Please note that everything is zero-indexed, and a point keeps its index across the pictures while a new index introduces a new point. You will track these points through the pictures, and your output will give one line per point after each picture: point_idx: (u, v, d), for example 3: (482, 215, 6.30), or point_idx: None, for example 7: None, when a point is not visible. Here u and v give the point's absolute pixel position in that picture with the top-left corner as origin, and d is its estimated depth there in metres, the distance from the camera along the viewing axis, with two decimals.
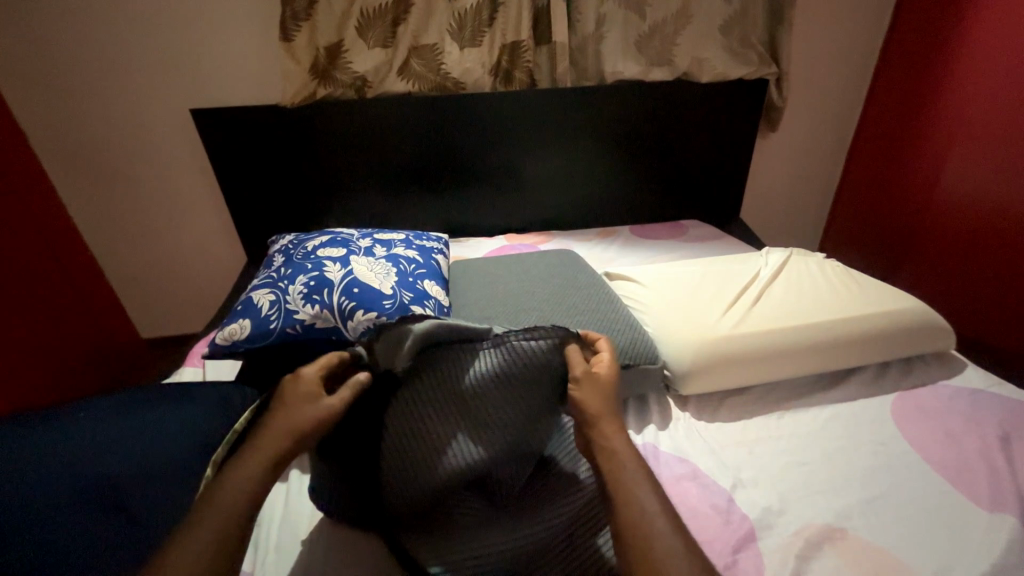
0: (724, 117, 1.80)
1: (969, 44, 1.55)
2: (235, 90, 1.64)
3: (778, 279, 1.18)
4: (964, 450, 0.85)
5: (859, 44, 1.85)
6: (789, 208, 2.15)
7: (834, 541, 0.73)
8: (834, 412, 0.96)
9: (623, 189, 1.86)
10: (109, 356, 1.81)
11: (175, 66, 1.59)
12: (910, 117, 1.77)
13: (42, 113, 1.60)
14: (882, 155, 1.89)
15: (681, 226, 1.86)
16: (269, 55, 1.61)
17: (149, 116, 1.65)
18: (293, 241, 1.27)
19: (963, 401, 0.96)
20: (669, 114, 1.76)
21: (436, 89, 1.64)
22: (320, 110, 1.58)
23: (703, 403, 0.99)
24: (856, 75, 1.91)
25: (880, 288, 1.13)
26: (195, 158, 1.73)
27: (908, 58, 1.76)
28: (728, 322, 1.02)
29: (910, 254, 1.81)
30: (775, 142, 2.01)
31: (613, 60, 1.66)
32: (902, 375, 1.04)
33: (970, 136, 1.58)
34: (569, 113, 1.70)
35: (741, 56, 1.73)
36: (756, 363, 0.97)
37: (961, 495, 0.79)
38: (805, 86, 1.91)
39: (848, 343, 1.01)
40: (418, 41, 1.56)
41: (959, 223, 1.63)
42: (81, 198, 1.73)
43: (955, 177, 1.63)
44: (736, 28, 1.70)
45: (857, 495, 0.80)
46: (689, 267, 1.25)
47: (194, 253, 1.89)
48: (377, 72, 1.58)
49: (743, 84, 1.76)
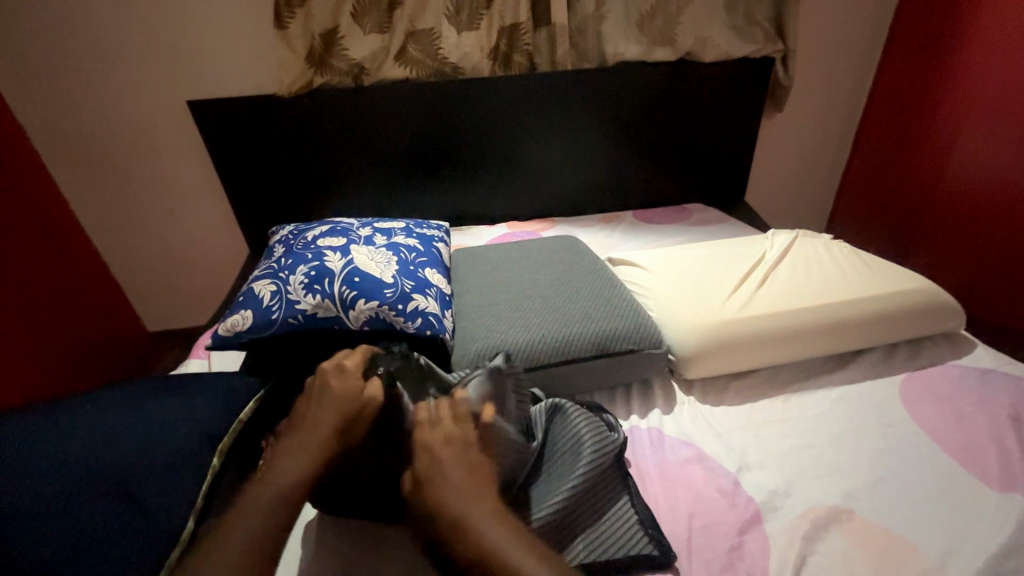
0: (728, 96, 1.76)
1: (982, 16, 1.50)
2: (231, 80, 1.62)
3: (784, 261, 1.16)
4: (974, 432, 0.84)
5: (868, 18, 1.80)
6: (796, 189, 2.12)
7: (840, 523, 0.72)
8: (841, 394, 0.95)
9: (625, 173, 1.83)
10: (116, 350, 1.83)
11: (170, 57, 1.57)
12: (918, 95, 1.73)
13: (39, 108, 1.59)
14: (890, 134, 1.85)
15: (685, 209, 1.83)
16: (264, 43, 1.59)
17: (146, 109, 1.64)
18: (293, 231, 1.27)
19: (973, 381, 0.95)
20: (672, 96, 1.72)
21: (434, 75, 1.61)
22: (317, 99, 1.57)
23: (708, 388, 0.98)
24: (865, 50, 1.86)
25: (888, 268, 1.11)
26: (193, 150, 1.72)
27: (917, 33, 1.71)
28: (733, 305, 1.01)
29: (920, 235, 1.78)
30: (781, 122, 1.97)
31: (614, 40, 1.63)
32: (910, 356, 1.03)
33: (980, 115, 1.54)
34: (569, 97, 1.67)
35: (745, 33, 1.69)
36: (762, 346, 0.96)
37: (970, 476, 0.78)
38: (812, 64, 1.86)
39: (855, 325, 0.99)
40: (415, 26, 1.53)
41: (971, 202, 1.59)
42: (82, 192, 1.73)
43: (966, 155, 1.59)
44: (740, 5, 1.65)
45: (864, 477, 0.79)
46: (693, 251, 1.23)
47: (196, 246, 1.90)
48: (373, 58, 1.55)
49: (748, 63, 1.72)
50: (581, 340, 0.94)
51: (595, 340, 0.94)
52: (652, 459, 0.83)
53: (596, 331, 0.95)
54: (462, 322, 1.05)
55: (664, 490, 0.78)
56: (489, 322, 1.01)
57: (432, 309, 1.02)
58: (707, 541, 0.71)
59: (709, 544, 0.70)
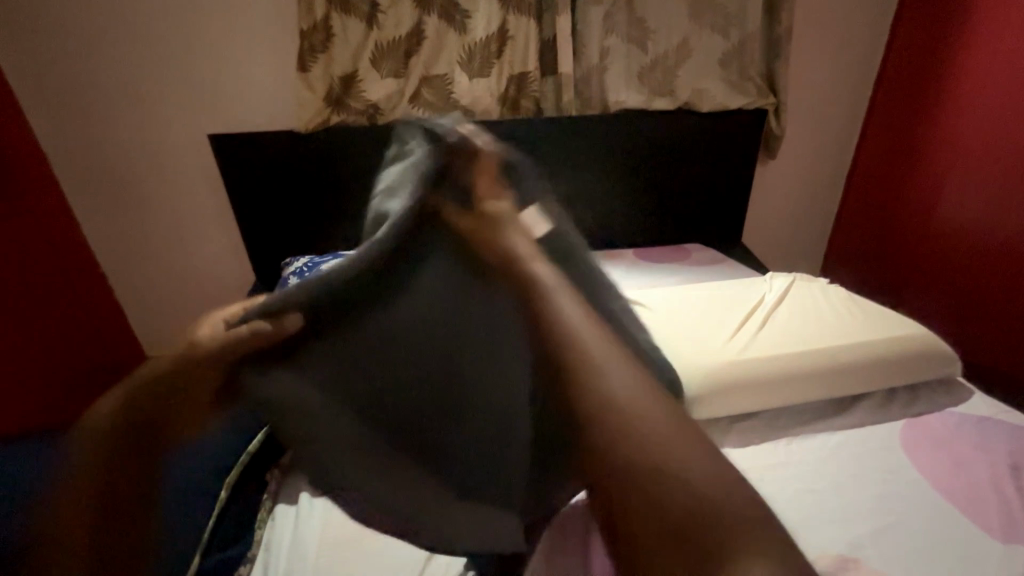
0: (724, 146, 1.86)
1: (959, 80, 1.61)
2: (250, 117, 1.70)
3: (782, 304, 1.20)
4: (974, 479, 0.86)
5: (853, 78, 1.92)
6: (790, 233, 2.19)
7: (847, 571, 0.72)
8: (841, 439, 0.96)
9: (625, 214, 1.90)
10: (117, 375, 1.83)
11: (196, 95, 1.65)
12: (902, 150, 1.83)
13: (66, 138, 1.65)
14: (878, 183, 1.93)
15: (684, 250, 1.89)
16: (285, 84, 1.67)
17: (168, 142, 1.70)
18: (306, 263, 1.30)
19: (972, 429, 0.96)
20: (670, 142, 1.81)
21: (445, 116, 1.69)
22: (333, 136, 1.64)
23: (711, 428, 0.99)
24: (851, 106, 1.97)
25: (884, 314, 1.15)
26: (210, 182, 1.78)
27: (901, 92, 1.82)
28: (735, 347, 1.03)
29: (910, 280, 1.82)
30: (775, 169, 2.06)
31: (615, 90, 1.72)
32: (908, 402, 1.04)
33: (960, 168, 1.63)
34: (573, 140, 1.75)
35: (740, 87, 1.79)
36: (762, 389, 0.98)
37: (973, 525, 0.78)
38: (802, 117, 1.97)
39: (853, 370, 1.02)
40: (429, 72, 1.62)
41: (956, 250, 1.65)
42: (97, 219, 1.78)
43: (950, 205, 1.66)
44: (735, 61, 1.76)
45: (867, 524, 0.79)
46: (695, 292, 1.27)
47: (204, 273, 1.92)
48: (388, 100, 1.62)
49: (742, 114, 1.82)
50: None
51: None
52: None
53: None
54: None
55: None
56: None
57: None
58: None
59: None
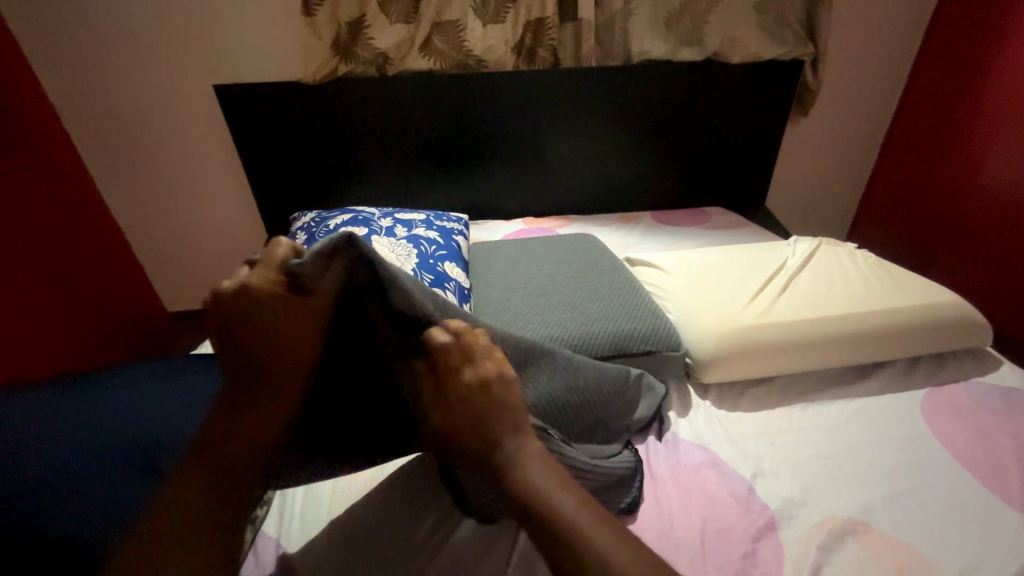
0: (753, 101, 1.74)
1: (1018, 28, 1.46)
2: (257, 66, 1.64)
3: (806, 269, 1.14)
4: (998, 450, 0.83)
5: (902, 26, 1.76)
6: (818, 196, 2.08)
7: (857, 534, 0.72)
8: (860, 406, 0.94)
9: (645, 173, 1.82)
10: (137, 329, 1.88)
11: (200, 44, 1.59)
12: (947, 108, 1.70)
13: (70, 89, 1.62)
14: (918, 144, 1.81)
15: (704, 212, 1.82)
16: (290, 31, 1.60)
17: (173, 94, 1.66)
18: (315, 218, 1.28)
19: (998, 400, 0.93)
20: (697, 96, 1.70)
21: (458, 67, 1.61)
22: (342, 88, 1.58)
23: (724, 392, 0.97)
24: (897, 57, 1.82)
25: (914, 280, 1.09)
26: (218, 136, 1.75)
27: (954, 39, 1.66)
28: (754, 310, 1.00)
29: (945, 248, 1.73)
30: (807, 127, 1.93)
31: (639, 39, 1.61)
32: (933, 370, 1.01)
33: (1012, 127, 1.50)
34: (592, 93, 1.65)
35: (776, 35, 1.66)
36: (780, 354, 0.95)
37: (991, 494, 0.77)
38: (840, 71, 1.83)
39: (877, 338, 0.98)
40: (441, 17, 1.53)
41: (994, 217, 1.56)
42: (109, 174, 1.77)
43: (993, 169, 1.56)
44: (772, 6, 1.62)
45: (882, 491, 0.78)
46: (713, 254, 1.22)
47: (217, 230, 1.93)
48: (398, 49, 1.55)
49: (776, 66, 1.69)
50: (600, 339, 0.94)
51: (614, 341, 0.94)
52: (666, 461, 0.83)
53: (615, 332, 0.95)
54: (481, 315, 1.05)
55: (677, 493, 0.78)
56: (509, 317, 1.01)
57: (451, 304, 1.02)
58: (720, 546, 0.70)
59: (722, 549, 0.70)
